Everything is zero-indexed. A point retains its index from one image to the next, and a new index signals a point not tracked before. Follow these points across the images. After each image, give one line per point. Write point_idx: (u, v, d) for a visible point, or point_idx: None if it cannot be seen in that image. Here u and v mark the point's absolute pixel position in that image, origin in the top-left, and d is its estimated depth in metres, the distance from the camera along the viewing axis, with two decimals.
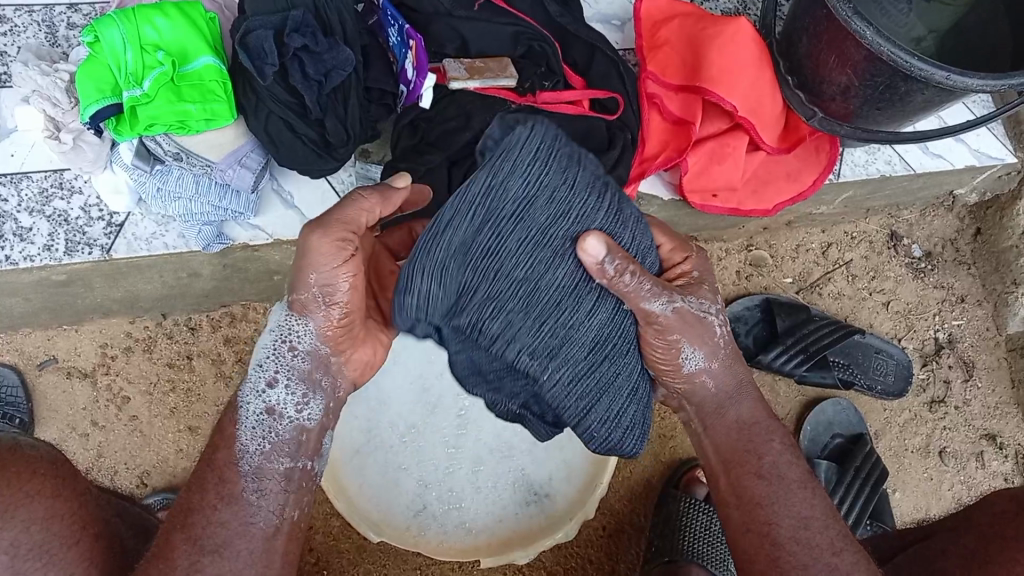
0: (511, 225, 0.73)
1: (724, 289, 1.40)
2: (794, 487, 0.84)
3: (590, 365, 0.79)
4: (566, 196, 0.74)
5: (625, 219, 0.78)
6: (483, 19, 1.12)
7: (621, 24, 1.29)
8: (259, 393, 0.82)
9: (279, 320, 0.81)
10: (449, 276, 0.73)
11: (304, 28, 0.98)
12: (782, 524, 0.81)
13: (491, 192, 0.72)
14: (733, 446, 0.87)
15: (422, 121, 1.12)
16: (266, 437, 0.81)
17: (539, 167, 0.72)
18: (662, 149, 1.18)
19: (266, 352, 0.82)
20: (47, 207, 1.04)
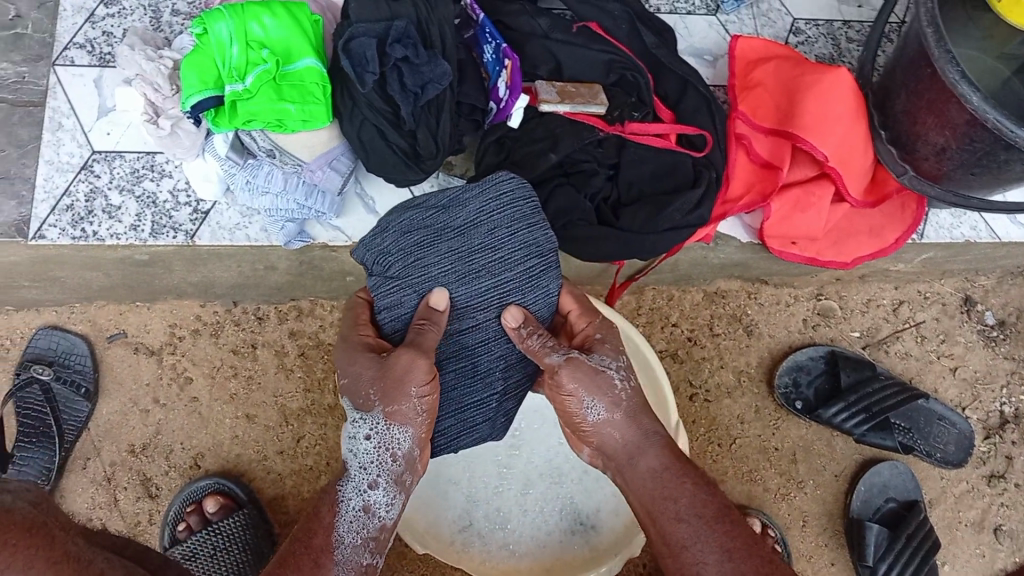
0: (452, 235, 0.92)
1: (789, 336, 1.39)
2: (713, 527, 0.79)
3: (454, 363, 0.93)
4: (497, 237, 0.92)
5: (540, 286, 0.92)
6: (579, 44, 1.12)
7: (713, 60, 1.27)
8: (359, 491, 0.86)
9: (375, 426, 0.84)
10: (390, 237, 0.93)
11: (406, 40, 0.99)
12: (708, 562, 0.77)
13: (448, 206, 0.93)
14: (653, 493, 0.83)
15: (508, 140, 1.11)
16: (358, 531, 0.85)
17: (491, 209, 0.93)
18: (746, 191, 1.15)
19: (358, 454, 0.86)
20: (137, 187, 1.06)
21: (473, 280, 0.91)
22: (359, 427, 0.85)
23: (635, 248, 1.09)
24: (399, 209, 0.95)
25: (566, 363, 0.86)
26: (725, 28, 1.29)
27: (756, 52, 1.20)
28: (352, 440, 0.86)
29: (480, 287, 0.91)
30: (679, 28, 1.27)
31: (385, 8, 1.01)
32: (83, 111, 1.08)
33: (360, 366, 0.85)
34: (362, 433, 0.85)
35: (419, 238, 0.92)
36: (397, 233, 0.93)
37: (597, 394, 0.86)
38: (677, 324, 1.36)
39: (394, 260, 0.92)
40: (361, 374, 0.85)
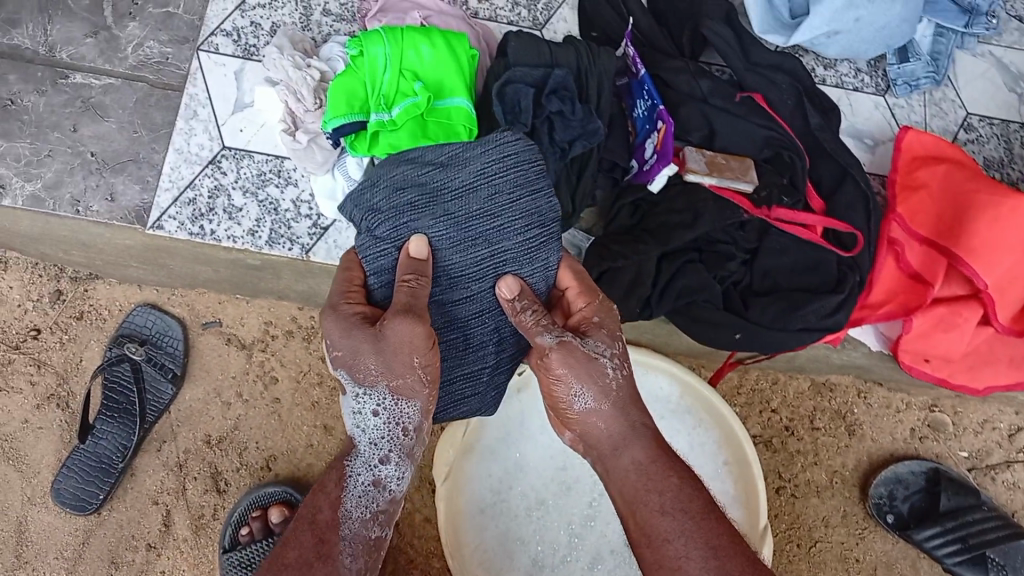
0: (450, 197, 0.84)
1: (893, 443, 1.31)
2: (700, 524, 0.72)
3: (442, 333, 0.86)
4: (499, 202, 0.84)
5: (537, 258, 0.85)
6: (739, 115, 1.04)
7: (873, 145, 1.17)
8: (369, 466, 0.82)
9: (382, 402, 0.80)
10: (382, 193, 0.84)
11: (563, 92, 0.94)
12: (692, 558, 0.70)
13: (445, 163, 0.85)
14: (635, 488, 0.75)
15: (645, 203, 1.05)
16: (367, 506, 0.82)
17: (491, 172, 0.85)
18: (887, 300, 1.07)
19: (364, 429, 0.81)
20: (261, 191, 1.04)
21: (470, 248, 0.84)
22: (361, 403, 0.80)
23: (760, 343, 1.02)
24: (390, 164, 0.86)
25: (558, 348, 0.79)
26: (892, 111, 1.19)
27: (930, 150, 1.09)
28: (356, 417, 0.81)
29: (477, 255, 0.84)
30: (843, 103, 1.18)
31: (546, 53, 0.95)
32: (220, 103, 1.06)
33: (347, 338, 0.78)
34: (368, 410, 0.80)
35: (411, 198, 0.83)
36: (388, 193, 0.83)
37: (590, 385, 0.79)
38: (777, 410, 1.29)
39: (385, 219, 0.83)
40: (355, 352, 0.77)
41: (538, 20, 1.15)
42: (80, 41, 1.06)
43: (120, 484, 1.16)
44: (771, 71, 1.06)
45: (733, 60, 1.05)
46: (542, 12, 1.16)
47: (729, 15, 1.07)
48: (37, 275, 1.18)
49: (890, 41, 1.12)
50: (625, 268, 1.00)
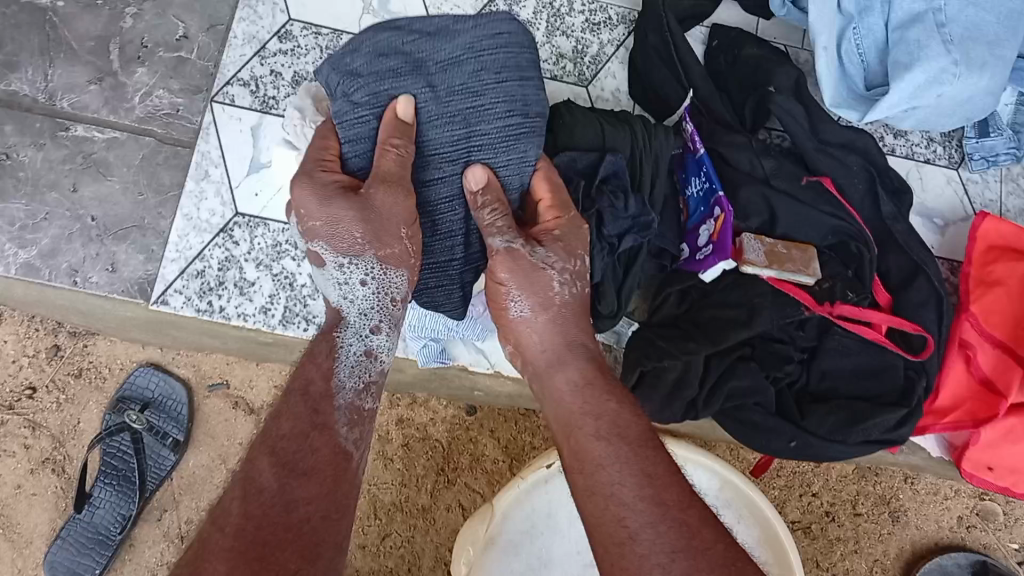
0: (435, 68, 0.75)
1: (938, 531, 1.23)
2: (641, 455, 0.67)
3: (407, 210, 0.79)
4: (490, 85, 0.76)
5: (515, 149, 0.77)
6: (804, 201, 0.96)
7: (943, 225, 1.09)
8: (361, 335, 0.75)
9: (370, 271, 0.74)
10: (365, 52, 0.75)
11: (613, 184, 0.84)
12: (626, 484, 0.65)
13: (435, 37, 0.75)
14: (570, 410, 0.72)
15: (695, 291, 0.97)
16: (360, 375, 0.74)
17: (484, 51, 0.75)
18: (953, 408, 0.98)
19: (352, 293, 0.74)
20: (276, 264, 0.95)
21: (445, 125, 0.76)
22: (351, 272, 0.74)
23: (811, 456, 0.94)
24: (372, 25, 0.76)
25: (505, 253, 0.75)
26: (964, 187, 1.11)
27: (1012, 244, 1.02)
28: (341, 288, 0.75)
29: (451, 136, 0.77)
30: (913, 176, 1.10)
31: (599, 134, 0.87)
32: (234, 163, 0.97)
33: (331, 205, 0.71)
34: (355, 280, 0.74)
35: (392, 68, 0.74)
36: (369, 56, 0.75)
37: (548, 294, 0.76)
38: (817, 494, 1.21)
39: (363, 79, 0.75)
40: (338, 222, 0.71)
41: (584, 74, 1.07)
42: (83, 88, 0.96)
43: (117, 556, 1.09)
44: (841, 151, 0.98)
45: (802, 141, 0.98)
46: (590, 66, 1.08)
47: (798, 83, 1.00)
48: (35, 330, 1.10)
49: (971, 114, 1.02)
50: (671, 371, 0.92)
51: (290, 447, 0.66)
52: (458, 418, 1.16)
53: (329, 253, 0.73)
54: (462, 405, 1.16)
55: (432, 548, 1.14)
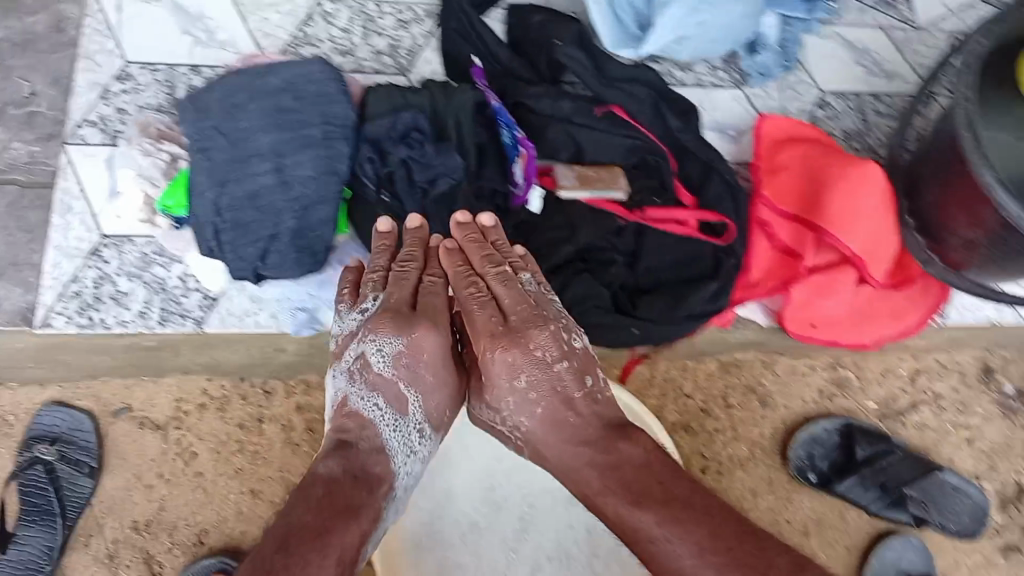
0: (259, 95, 0.92)
1: (804, 407, 1.37)
2: (622, 478, 0.78)
3: (269, 208, 0.90)
4: (309, 104, 0.92)
5: (333, 150, 0.92)
6: (600, 128, 1.09)
7: (736, 135, 1.24)
8: (408, 467, 0.85)
9: (426, 432, 0.87)
10: (214, 93, 0.93)
11: (413, 134, 0.96)
12: (623, 509, 0.77)
13: (265, 76, 0.93)
14: (570, 467, 0.83)
15: (526, 226, 1.07)
16: (390, 504, 0.83)
17: (301, 82, 0.93)
18: (766, 278, 1.14)
19: (411, 451, 0.86)
20: (146, 272, 1.04)
21: (280, 137, 0.91)
22: (418, 440, 0.87)
23: (652, 339, 1.08)
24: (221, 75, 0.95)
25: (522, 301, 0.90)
26: (751, 101, 1.26)
27: (789, 135, 1.17)
28: (406, 433, 0.86)
29: (287, 147, 0.91)
30: (704, 101, 1.25)
31: (400, 97, 0.99)
32: (93, 192, 1.05)
33: (438, 372, 0.88)
34: (417, 432, 0.86)
35: (234, 99, 0.92)
36: (215, 95, 0.93)
37: (532, 356, 0.86)
38: (690, 395, 1.34)
39: (213, 114, 0.92)
40: (432, 385, 0.88)
41: (403, 65, 1.18)
42: None
43: None
44: (627, 84, 1.11)
45: (590, 82, 1.10)
46: (406, 57, 1.18)
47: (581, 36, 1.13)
48: None
49: (737, 37, 1.19)
50: None
51: (319, 541, 0.69)
52: None
53: (416, 404, 0.86)
54: None
55: None
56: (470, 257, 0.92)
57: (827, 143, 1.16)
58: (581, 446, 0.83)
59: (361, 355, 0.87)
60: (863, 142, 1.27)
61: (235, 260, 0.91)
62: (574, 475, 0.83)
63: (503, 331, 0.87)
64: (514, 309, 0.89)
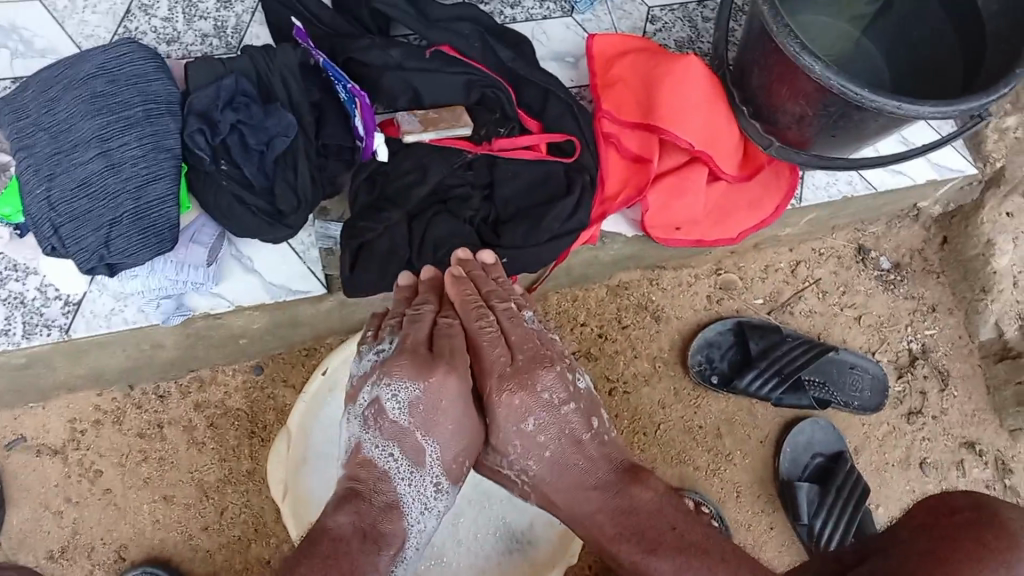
0: (72, 83, 0.94)
1: (696, 315, 1.42)
2: (625, 515, 0.91)
3: (102, 191, 0.92)
4: (122, 85, 0.94)
5: (154, 125, 0.94)
6: (434, 68, 1.12)
7: (573, 62, 1.29)
8: (425, 507, 0.92)
9: (435, 481, 0.93)
10: (32, 92, 0.95)
11: (239, 99, 0.98)
12: (604, 518, 0.92)
13: (75, 65, 0.95)
14: (578, 512, 0.95)
15: (379, 175, 1.09)
16: (414, 525, 0.91)
17: (111, 64, 0.94)
18: (623, 188, 1.18)
19: (427, 503, 0.92)
20: (3, 290, 1.03)
21: (99, 121, 0.92)
22: (432, 494, 0.93)
23: (519, 266, 1.12)
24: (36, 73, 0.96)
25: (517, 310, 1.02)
26: (582, 27, 1.31)
27: (621, 50, 1.22)
28: (411, 481, 0.91)
29: (108, 131, 0.92)
30: (538, 34, 1.30)
31: (221, 66, 1.01)
32: None
33: (455, 423, 0.93)
34: (432, 492, 0.93)
35: (51, 92, 0.94)
36: (34, 93, 0.95)
37: (540, 398, 0.95)
38: (585, 323, 1.39)
39: (32, 111, 0.94)
40: (452, 440, 0.93)
41: (232, 44, 1.21)
42: None
43: None
44: (451, 23, 1.16)
45: (414, 25, 1.13)
46: (233, 36, 1.21)
47: None
48: None
49: None
50: (375, 239, 1.07)
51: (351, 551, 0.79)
52: (250, 381, 1.25)
53: (434, 457, 0.92)
54: (250, 368, 1.25)
55: (270, 504, 1.22)
56: (477, 288, 1.01)
57: (656, 50, 1.21)
58: (591, 489, 0.94)
59: (376, 399, 0.92)
60: (694, 48, 1.34)
61: (81, 248, 0.93)
62: (587, 522, 0.94)
63: (512, 370, 0.95)
64: (519, 347, 0.97)
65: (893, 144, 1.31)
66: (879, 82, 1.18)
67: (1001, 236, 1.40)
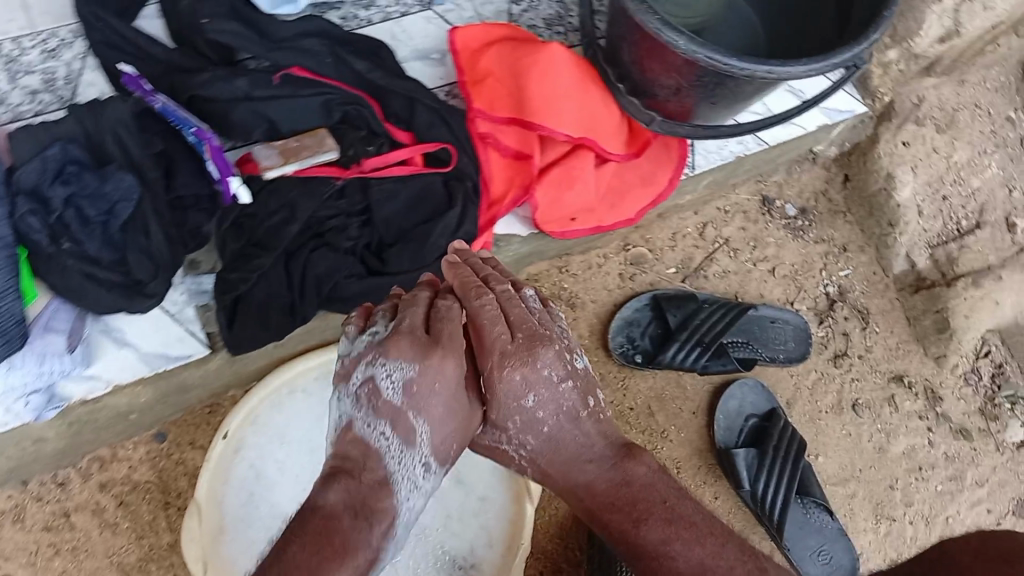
0: None
1: (611, 295, 1.38)
2: (619, 486, 0.83)
3: None
4: None
5: None
6: (286, 94, 1.04)
7: (441, 58, 1.21)
8: (414, 488, 0.80)
9: (424, 462, 0.80)
10: None
11: (68, 168, 0.90)
12: (596, 485, 0.83)
13: None
14: (568, 478, 0.85)
15: (245, 219, 1.01)
16: (404, 511, 0.79)
17: None
18: (509, 188, 1.12)
19: (417, 485, 0.80)
20: None
21: None
22: (422, 477, 0.80)
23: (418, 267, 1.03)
24: None
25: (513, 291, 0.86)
26: (443, 19, 1.24)
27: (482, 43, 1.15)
28: (401, 462, 0.79)
29: None
30: (398, 34, 1.21)
31: (45, 135, 0.92)
32: None
33: (450, 402, 0.81)
34: (420, 474, 0.80)
35: None
36: None
37: (540, 375, 0.82)
38: None
39: None
40: (446, 421, 0.82)
41: (65, 97, 1.09)
42: None
43: None
44: (297, 41, 1.07)
45: (254, 49, 1.04)
46: (66, 87, 1.10)
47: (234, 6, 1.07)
48: None
49: None
50: (249, 290, 1.00)
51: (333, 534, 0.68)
52: (155, 450, 1.18)
53: (425, 440, 0.80)
54: (153, 437, 1.18)
55: None
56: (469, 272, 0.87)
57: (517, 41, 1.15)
58: (586, 464, 0.84)
59: (368, 382, 0.81)
60: (564, 25, 1.28)
61: None
62: (581, 493, 0.84)
63: (512, 348, 0.81)
64: (520, 326, 0.83)
65: (785, 98, 1.29)
66: (751, 37, 1.15)
67: (899, 167, 1.39)
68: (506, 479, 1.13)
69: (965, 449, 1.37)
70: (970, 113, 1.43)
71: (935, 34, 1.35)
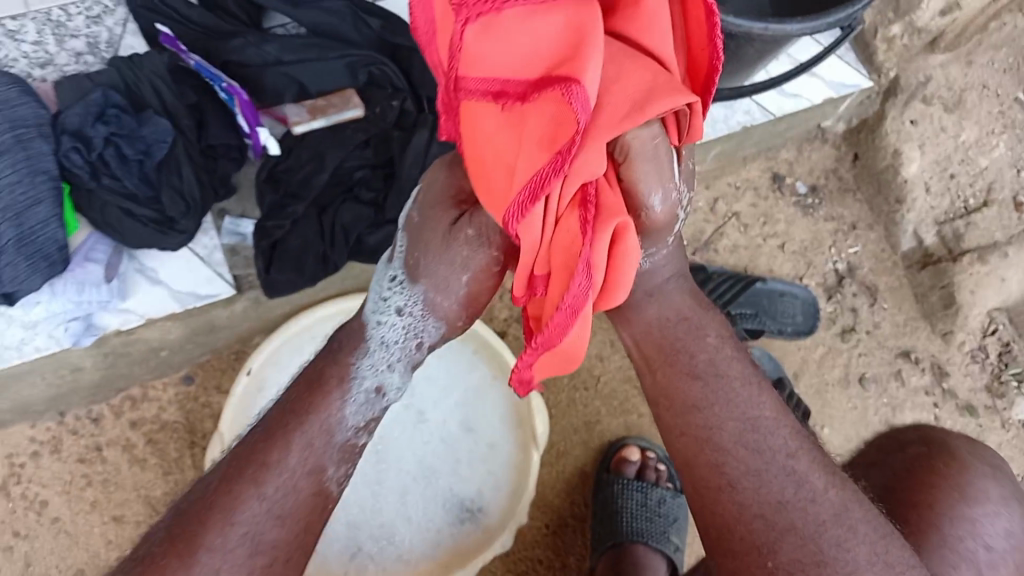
0: None
1: None
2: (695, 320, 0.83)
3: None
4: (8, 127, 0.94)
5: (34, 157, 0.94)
6: (314, 58, 1.11)
7: None
8: (385, 317, 0.86)
9: (405, 300, 0.85)
10: None
11: (108, 112, 0.99)
12: (683, 312, 0.84)
13: None
14: (663, 333, 0.83)
15: (279, 173, 1.10)
16: (376, 365, 0.86)
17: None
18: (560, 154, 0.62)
19: (383, 307, 0.86)
20: None
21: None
22: (391, 292, 0.86)
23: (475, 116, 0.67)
24: None
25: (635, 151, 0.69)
26: None
27: None
28: (380, 304, 0.86)
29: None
30: None
31: (86, 84, 1.02)
32: None
33: (430, 244, 0.82)
34: (396, 307, 0.86)
35: None
36: None
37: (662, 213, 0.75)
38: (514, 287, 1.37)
39: None
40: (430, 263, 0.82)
41: (105, 57, 1.15)
42: None
43: None
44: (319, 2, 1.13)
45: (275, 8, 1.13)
46: (107, 50, 1.16)
47: None
48: None
49: None
50: (283, 236, 1.08)
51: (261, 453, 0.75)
52: (182, 392, 1.24)
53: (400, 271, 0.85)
54: (179, 380, 1.25)
55: None
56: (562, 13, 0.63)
57: (697, 141, 0.71)
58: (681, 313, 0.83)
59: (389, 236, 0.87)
60: None
61: None
62: (652, 323, 0.83)
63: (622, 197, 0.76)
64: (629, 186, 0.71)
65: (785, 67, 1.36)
66: None
67: (907, 145, 1.42)
68: (514, 427, 1.20)
69: (970, 425, 1.40)
70: (977, 93, 1.45)
71: (937, 7, 1.33)
